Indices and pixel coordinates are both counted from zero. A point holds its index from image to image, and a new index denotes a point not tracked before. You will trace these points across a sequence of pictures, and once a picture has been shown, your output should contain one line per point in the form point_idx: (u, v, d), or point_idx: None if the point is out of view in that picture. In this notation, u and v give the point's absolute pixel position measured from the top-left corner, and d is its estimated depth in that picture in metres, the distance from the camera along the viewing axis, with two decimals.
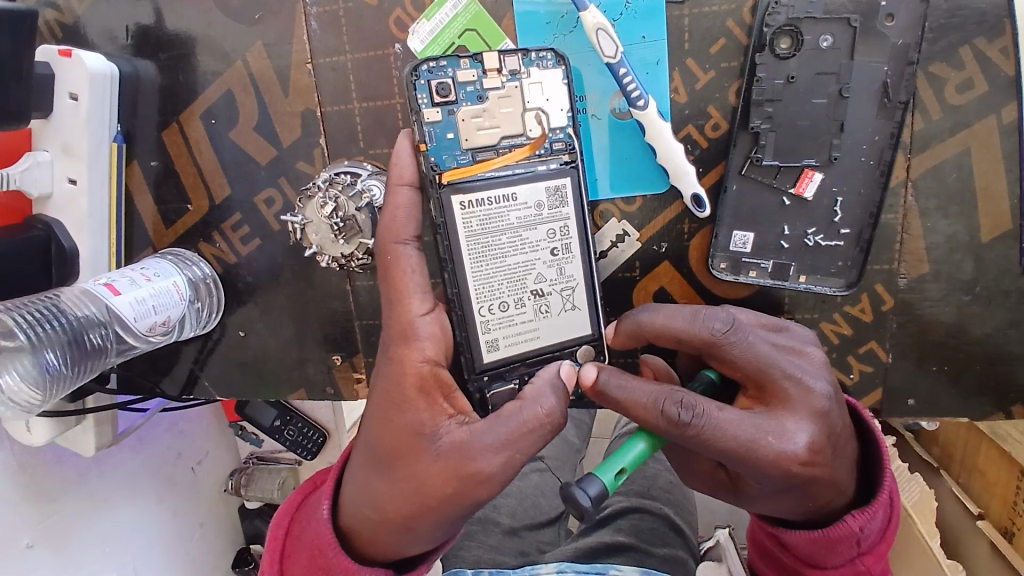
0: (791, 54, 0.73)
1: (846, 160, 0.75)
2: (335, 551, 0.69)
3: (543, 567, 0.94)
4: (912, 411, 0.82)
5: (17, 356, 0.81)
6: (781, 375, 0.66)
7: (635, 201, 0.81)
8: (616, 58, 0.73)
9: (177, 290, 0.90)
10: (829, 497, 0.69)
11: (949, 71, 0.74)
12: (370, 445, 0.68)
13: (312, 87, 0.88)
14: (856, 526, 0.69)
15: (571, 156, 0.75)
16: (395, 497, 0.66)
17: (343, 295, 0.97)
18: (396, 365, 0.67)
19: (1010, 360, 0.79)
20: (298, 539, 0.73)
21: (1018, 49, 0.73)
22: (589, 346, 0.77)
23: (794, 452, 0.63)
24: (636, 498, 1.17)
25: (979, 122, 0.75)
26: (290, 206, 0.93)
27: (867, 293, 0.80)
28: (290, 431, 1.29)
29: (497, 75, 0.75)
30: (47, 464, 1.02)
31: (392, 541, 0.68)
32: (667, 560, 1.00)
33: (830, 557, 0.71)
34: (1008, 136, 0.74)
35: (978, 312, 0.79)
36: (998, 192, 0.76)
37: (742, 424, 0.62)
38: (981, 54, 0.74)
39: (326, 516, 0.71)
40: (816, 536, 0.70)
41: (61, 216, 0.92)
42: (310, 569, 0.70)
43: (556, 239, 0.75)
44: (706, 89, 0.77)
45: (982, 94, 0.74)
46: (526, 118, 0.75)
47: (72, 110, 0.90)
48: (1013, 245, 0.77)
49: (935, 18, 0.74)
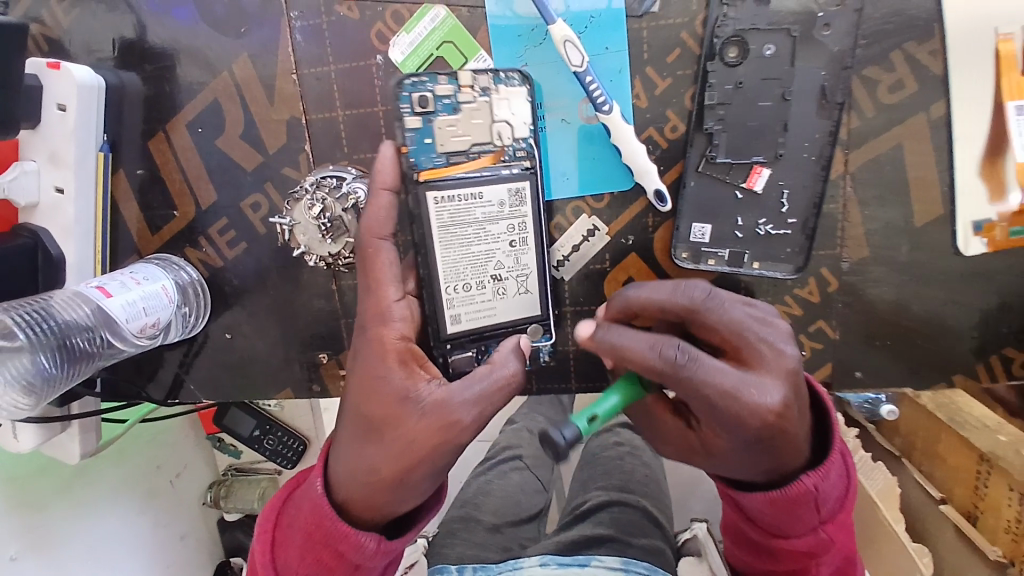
0: (739, 62, 0.80)
1: (791, 156, 0.82)
2: (333, 520, 0.72)
3: (526, 560, 1.00)
4: (861, 383, 0.88)
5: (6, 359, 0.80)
6: (757, 339, 0.71)
7: (603, 197, 0.88)
8: (582, 66, 0.80)
9: (166, 293, 0.93)
10: (788, 456, 0.74)
11: (881, 73, 0.80)
12: (355, 417, 0.73)
13: (296, 96, 0.92)
14: (811, 485, 0.76)
15: (530, 162, 0.81)
16: (386, 461, 0.69)
17: (330, 293, 1.00)
18: (373, 343, 0.72)
19: (951, 332, 0.86)
20: (294, 520, 0.77)
21: (946, 50, 0.79)
22: (537, 324, 0.84)
23: (771, 404, 0.67)
24: (617, 493, 1.23)
25: (910, 118, 0.80)
26: (276, 209, 0.97)
27: (815, 278, 0.86)
28: (270, 441, 1.41)
29: (470, 91, 0.81)
30: (34, 475, 1.10)
31: (387, 501, 0.71)
32: (646, 549, 1.06)
33: (793, 521, 0.78)
34: (936, 131, 0.80)
35: (919, 291, 0.85)
36: (932, 181, 0.82)
37: (728, 375, 0.67)
38: (912, 57, 0.79)
39: (320, 492, 0.74)
40: (776, 497, 0.76)
41: (48, 225, 0.95)
42: (305, 546, 0.74)
43: (513, 233, 0.80)
44: (665, 94, 0.84)
45: (913, 93, 0.80)
46: (493, 129, 0.81)
47: (60, 120, 0.92)
48: (946, 229, 0.83)
49: (869, 27, 0.80)
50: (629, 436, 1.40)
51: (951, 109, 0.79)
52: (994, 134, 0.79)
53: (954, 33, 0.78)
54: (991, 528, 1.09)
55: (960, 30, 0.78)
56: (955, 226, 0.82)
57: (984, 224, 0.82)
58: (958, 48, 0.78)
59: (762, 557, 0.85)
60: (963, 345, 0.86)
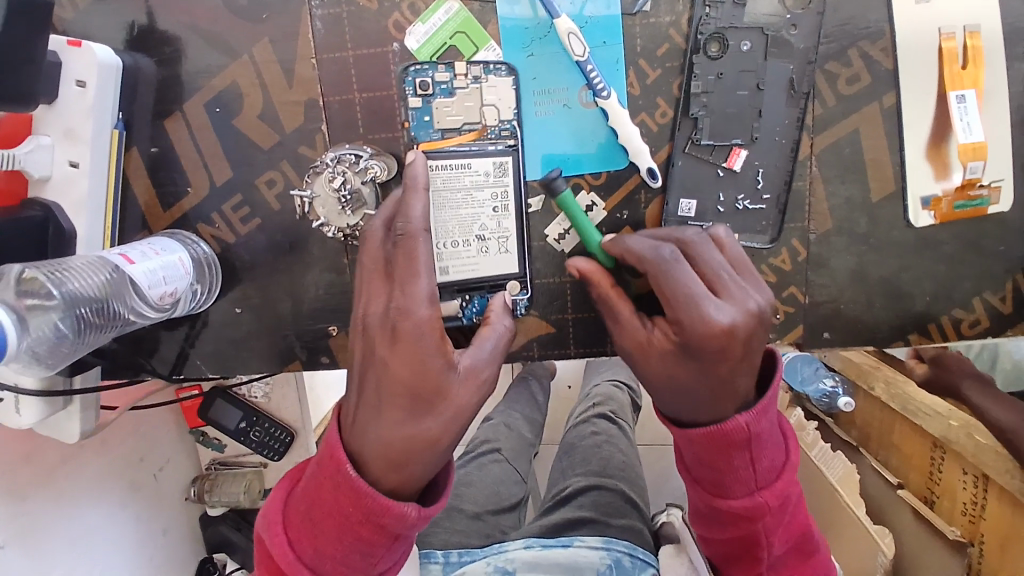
0: (720, 55, 0.92)
1: (765, 139, 0.93)
2: (372, 496, 0.73)
3: (510, 544, 1.18)
4: (828, 342, 1.00)
5: (40, 316, 0.79)
6: (735, 281, 0.81)
7: (601, 175, 0.97)
8: (583, 56, 0.91)
9: (182, 264, 0.96)
10: (728, 384, 0.80)
11: (840, 68, 0.92)
12: (389, 392, 0.74)
13: (315, 79, 0.98)
14: (744, 422, 0.80)
15: (513, 140, 0.92)
16: (438, 426, 0.75)
17: (341, 267, 1.05)
18: (417, 326, 0.74)
19: (906, 295, 0.98)
20: (322, 505, 0.76)
21: (894, 49, 0.92)
22: (515, 281, 0.96)
23: (718, 320, 0.76)
24: (595, 477, 1.37)
25: (865, 108, 0.93)
26: (292, 186, 1.02)
27: (787, 248, 0.97)
28: (258, 431, 1.57)
29: (463, 78, 0.92)
30: (18, 466, 1.20)
31: (418, 465, 0.74)
32: (624, 529, 1.22)
33: (729, 470, 0.83)
34: (888, 117, 0.93)
35: (876, 258, 0.97)
36: (884, 161, 0.94)
37: (695, 284, 0.78)
38: (866, 54, 0.92)
39: (351, 475, 0.74)
40: (713, 432, 0.80)
41: (60, 199, 0.97)
42: (338, 530, 0.75)
43: (496, 201, 0.92)
44: (656, 84, 0.94)
45: (867, 85, 0.93)
46: (482, 112, 0.92)
47: (79, 96, 0.95)
48: (898, 204, 0.96)
49: (831, 29, 0.92)
50: (605, 425, 1.52)
51: (899, 100, 0.92)
52: (937, 121, 0.93)
53: (902, 34, 0.91)
54: (947, 509, 1.41)
55: (907, 32, 0.91)
56: (906, 200, 0.95)
57: (932, 198, 0.95)
58: (905, 47, 0.91)
59: (713, 518, 0.91)
60: (916, 306, 0.98)
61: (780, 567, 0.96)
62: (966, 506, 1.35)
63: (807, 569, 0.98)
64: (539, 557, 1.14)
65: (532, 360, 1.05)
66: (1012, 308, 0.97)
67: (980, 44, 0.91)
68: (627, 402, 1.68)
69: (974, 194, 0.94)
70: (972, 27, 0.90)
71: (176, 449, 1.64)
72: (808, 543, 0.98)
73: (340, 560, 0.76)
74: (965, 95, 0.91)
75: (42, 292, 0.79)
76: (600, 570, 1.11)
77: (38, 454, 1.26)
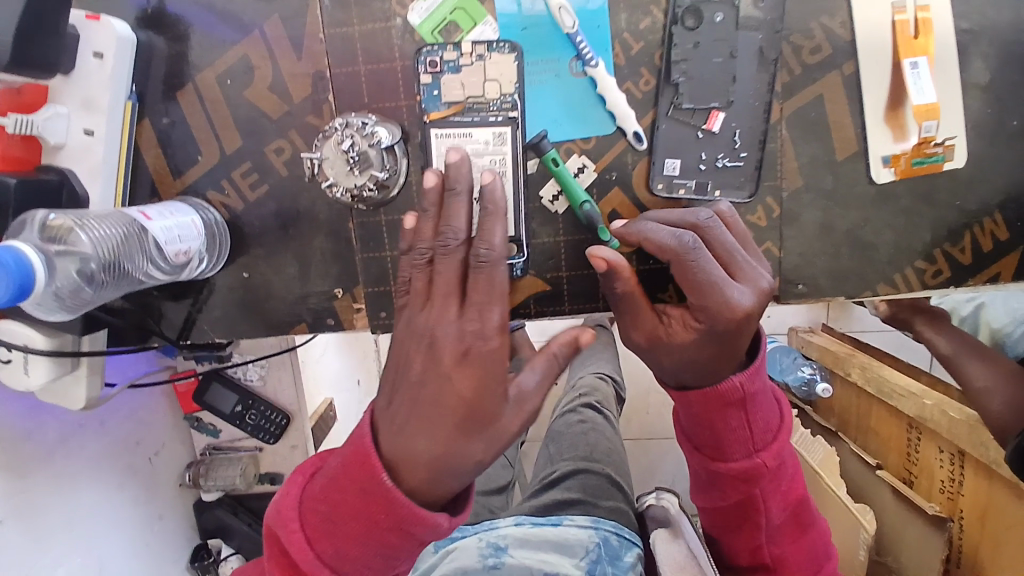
0: (696, 27, 1.00)
1: (740, 103, 1.02)
2: (406, 507, 0.70)
3: (502, 521, 1.22)
4: (802, 293, 1.08)
5: (67, 260, 0.86)
6: (741, 261, 0.86)
7: (591, 139, 1.04)
8: (573, 28, 0.99)
9: (195, 225, 1.01)
10: (727, 358, 0.88)
11: (805, 39, 1.02)
12: (441, 412, 0.71)
13: (322, 52, 1.04)
14: (738, 382, 0.89)
15: (515, 112, 0.99)
16: (484, 449, 0.72)
17: (346, 231, 1.10)
18: (486, 357, 0.71)
19: (870, 247, 1.07)
20: (348, 511, 0.73)
21: (853, 21, 1.01)
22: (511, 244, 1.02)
23: (739, 303, 0.81)
24: (583, 461, 1.43)
25: (828, 76, 1.03)
26: (299, 154, 1.08)
27: (762, 205, 1.06)
28: (253, 415, 1.59)
29: (469, 56, 1.00)
30: (19, 442, 1.21)
31: (451, 479, 0.72)
32: (612, 509, 1.26)
33: (724, 427, 0.92)
34: (848, 83, 1.03)
35: (843, 212, 1.06)
36: (845, 124, 1.04)
37: (716, 269, 0.82)
38: (827, 27, 1.02)
39: (387, 483, 0.71)
40: (709, 393, 0.90)
41: (75, 167, 1.00)
42: (361, 535, 0.73)
43: (495, 167, 0.97)
44: (639, 54, 1.02)
45: (829, 55, 1.02)
46: (485, 86, 1.00)
47: (96, 67, 1.00)
48: (860, 163, 1.05)
49: (797, 4, 1.01)
50: (591, 414, 1.61)
51: (857, 68, 1.02)
52: (894, 86, 1.02)
53: (860, 6, 1.01)
54: (928, 488, 1.66)
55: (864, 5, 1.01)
56: (867, 159, 1.05)
57: (891, 157, 1.04)
58: (862, 19, 1.01)
59: (714, 484, 0.98)
60: (880, 257, 1.07)
61: (778, 539, 1.01)
62: (945, 485, 1.60)
63: (805, 539, 1.04)
64: (531, 534, 1.16)
65: (529, 318, 1.11)
66: (971, 258, 1.07)
67: (930, 16, 1.01)
68: (611, 392, 1.78)
69: (930, 152, 1.04)
70: (923, 1, 1.00)
71: (172, 435, 1.66)
72: (805, 514, 1.05)
73: (361, 562, 0.74)
74: (917, 62, 1.00)
75: (68, 237, 0.85)
76: (590, 548, 1.09)
77: (37, 432, 1.26)
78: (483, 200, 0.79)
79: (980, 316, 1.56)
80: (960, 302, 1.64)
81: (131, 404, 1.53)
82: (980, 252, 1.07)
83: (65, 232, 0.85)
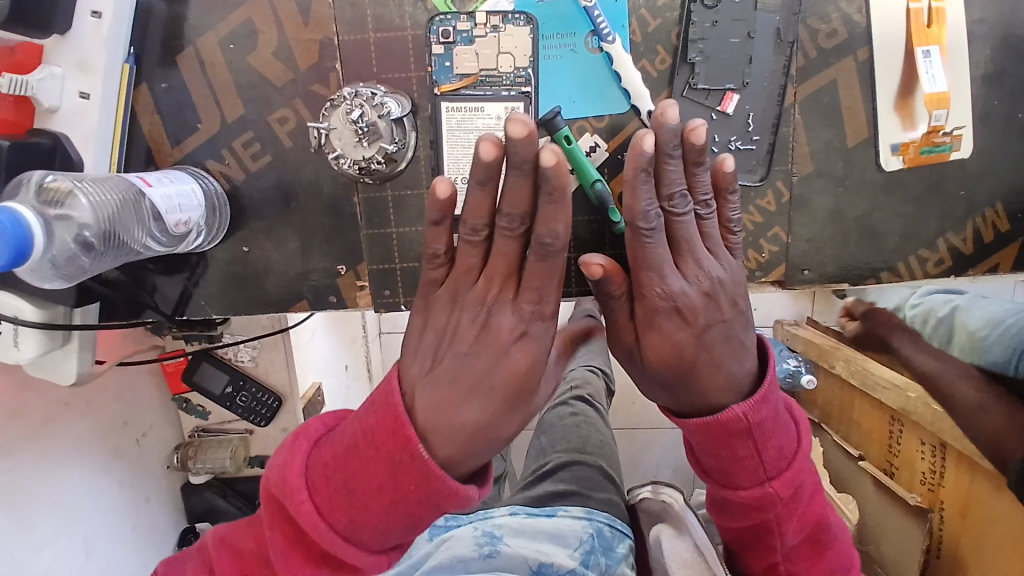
0: (714, 6, 0.99)
1: (754, 85, 1.02)
2: (443, 480, 0.69)
3: (496, 512, 1.19)
4: (808, 279, 1.08)
5: (66, 226, 0.82)
6: (690, 250, 0.85)
7: (604, 117, 1.03)
8: (592, 2, 0.98)
9: (196, 195, 0.98)
10: (705, 370, 0.83)
11: (820, 22, 1.01)
12: (489, 390, 0.76)
13: (330, 18, 1.01)
14: (741, 412, 0.80)
15: (528, 87, 0.99)
16: (514, 423, 0.77)
17: (350, 207, 1.07)
18: (529, 340, 0.80)
19: (877, 234, 1.07)
20: (371, 481, 0.69)
21: (869, 6, 1.01)
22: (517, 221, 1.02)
23: (672, 288, 0.84)
24: (575, 453, 1.44)
25: (842, 61, 1.02)
26: (303, 124, 1.05)
27: (772, 189, 1.06)
28: (245, 396, 1.56)
29: (483, 27, 0.98)
30: (3, 418, 1.17)
31: (479, 454, 0.73)
32: (604, 501, 1.26)
33: (732, 458, 0.82)
34: (862, 68, 1.03)
35: (851, 199, 1.06)
36: (858, 109, 1.04)
37: (661, 250, 0.83)
38: (843, 11, 1.01)
39: (424, 456, 0.69)
40: (709, 422, 0.81)
41: (68, 130, 0.96)
42: (386, 508, 0.69)
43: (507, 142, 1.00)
44: (656, 32, 1.01)
45: (844, 40, 1.02)
46: (499, 58, 0.99)
47: (94, 27, 0.95)
48: (870, 150, 1.05)
49: None
50: (583, 407, 1.62)
51: (871, 53, 1.02)
52: (907, 72, 1.02)
53: None
54: (908, 478, 1.71)
55: None
56: (877, 146, 1.05)
57: (901, 144, 1.05)
58: (878, 3, 1.01)
59: (725, 509, 0.89)
60: (886, 245, 1.08)
61: (795, 558, 0.91)
62: (925, 476, 1.64)
63: (825, 563, 0.93)
64: (524, 524, 1.13)
65: None
66: (973, 248, 1.08)
67: (944, 5, 1.01)
68: (602, 387, 1.79)
69: (938, 141, 1.05)
70: None
71: (160, 415, 1.62)
72: (824, 534, 0.94)
73: (382, 535, 0.71)
74: (930, 50, 1.01)
75: (67, 200, 0.82)
76: (583, 539, 1.09)
77: (23, 409, 1.21)
78: (544, 183, 0.76)
79: (954, 318, 1.51)
80: (937, 304, 1.59)
81: (119, 384, 1.48)
82: (982, 243, 1.08)
83: (64, 195, 0.82)
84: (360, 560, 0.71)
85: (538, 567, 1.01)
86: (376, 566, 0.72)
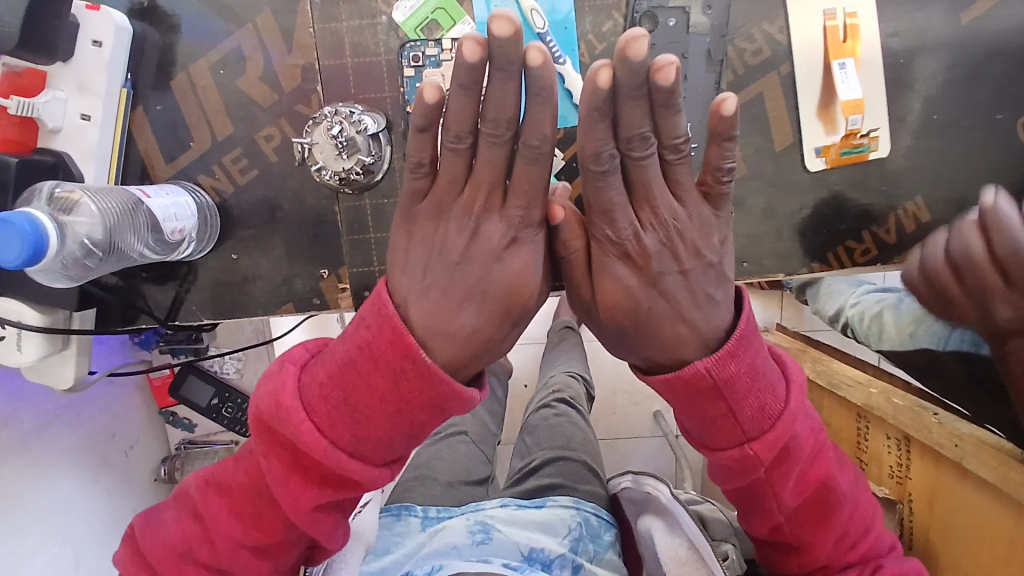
0: (652, 30, 1.13)
1: (691, 99, 1.15)
2: (446, 383, 0.78)
3: (487, 504, 1.26)
4: (746, 270, 1.21)
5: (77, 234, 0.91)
6: (653, 197, 0.83)
7: (558, 131, 1.15)
8: (543, 28, 1.11)
9: (189, 205, 1.08)
10: (664, 325, 0.85)
11: (746, 43, 1.16)
12: (478, 300, 0.83)
13: (311, 45, 1.12)
14: (704, 368, 0.83)
15: None
16: (502, 332, 0.85)
17: (331, 214, 1.17)
18: (508, 270, 0.84)
19: (807, 227, 1.21)
20: (372, 392, 0.78)
21: (789, 27, 1.15)
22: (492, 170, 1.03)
23: (627, 242, 0.84)
24: (558, 449, 1.51)
25: (767, 76, 1.17)
26: (288, 140, 1.15)
27: None
28: (227, 409, 1.61)
29: (449, 52, 1.11)
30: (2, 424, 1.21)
31: (475, 360, 0.83)
32: (589, 492, 1.36)
33: (704, 419, 0.87)
34: (785, 82, 1.17)
35: (778, 198, 1.20)
36: (783, 118, 1.18)
37: (617, 193, 0.82)
38: (766, 32, 1.16)
39: (425, 361, 0.77)
40: (671, 378, 0.85)
41: (69, 148, 1.05)
42: (393, 412, 0.78)
43: None
44: (602, 54, 1.14)
45: (767, 57, 1.16)
46: None
47: (94, 54, 1.05)
48: (796, 153, 1.19)
49: (740, 10, 1.15)
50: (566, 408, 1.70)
51: (793, 68, 1.16)
52: (826, 84, 1.16)
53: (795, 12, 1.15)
54: (877, 472, 1.76)
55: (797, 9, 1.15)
56: (802, 149, 1.19)
57: (823, 147, 1.19)
58: (796, 24, 1.15)
59: (716, 474, 0.95)
60: (816, 237, 1.21)
61: (797, 521, 0.97)
62: (893, 469, 1.68)
63: (833, 527, 0.97)
64: (514, 515, 1.21)
65: None
66: (896, 237, 1.21)
67: (857, 23, 1.15)
68: (581, 390, 1.85)
69: (857, 142, 1.19)
70: (850, 10, 1.15)
71: (146, 429, 1.67)
72: (829, 496, 0.97)
73: (391, 437, 0.80)
74: (845, 63, 1.16)
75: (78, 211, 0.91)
76: (572, 527, 1.19)
77: (19, 416, 1.26)
78: (531, 83, 0.74)
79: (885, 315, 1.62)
80: (871, 304, 1.68)
81: (107, 396, 1.54)
82: (904, 231, 1.21)
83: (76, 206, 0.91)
84: (364, 471, 0.80)
85: (529, 552, 1.10)
86: (378, 477, 0.82)
